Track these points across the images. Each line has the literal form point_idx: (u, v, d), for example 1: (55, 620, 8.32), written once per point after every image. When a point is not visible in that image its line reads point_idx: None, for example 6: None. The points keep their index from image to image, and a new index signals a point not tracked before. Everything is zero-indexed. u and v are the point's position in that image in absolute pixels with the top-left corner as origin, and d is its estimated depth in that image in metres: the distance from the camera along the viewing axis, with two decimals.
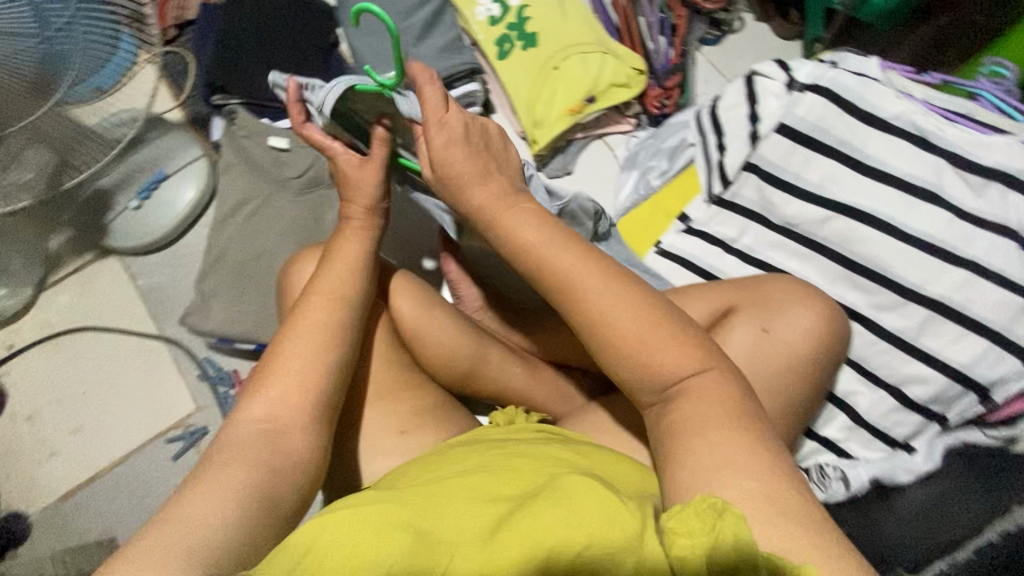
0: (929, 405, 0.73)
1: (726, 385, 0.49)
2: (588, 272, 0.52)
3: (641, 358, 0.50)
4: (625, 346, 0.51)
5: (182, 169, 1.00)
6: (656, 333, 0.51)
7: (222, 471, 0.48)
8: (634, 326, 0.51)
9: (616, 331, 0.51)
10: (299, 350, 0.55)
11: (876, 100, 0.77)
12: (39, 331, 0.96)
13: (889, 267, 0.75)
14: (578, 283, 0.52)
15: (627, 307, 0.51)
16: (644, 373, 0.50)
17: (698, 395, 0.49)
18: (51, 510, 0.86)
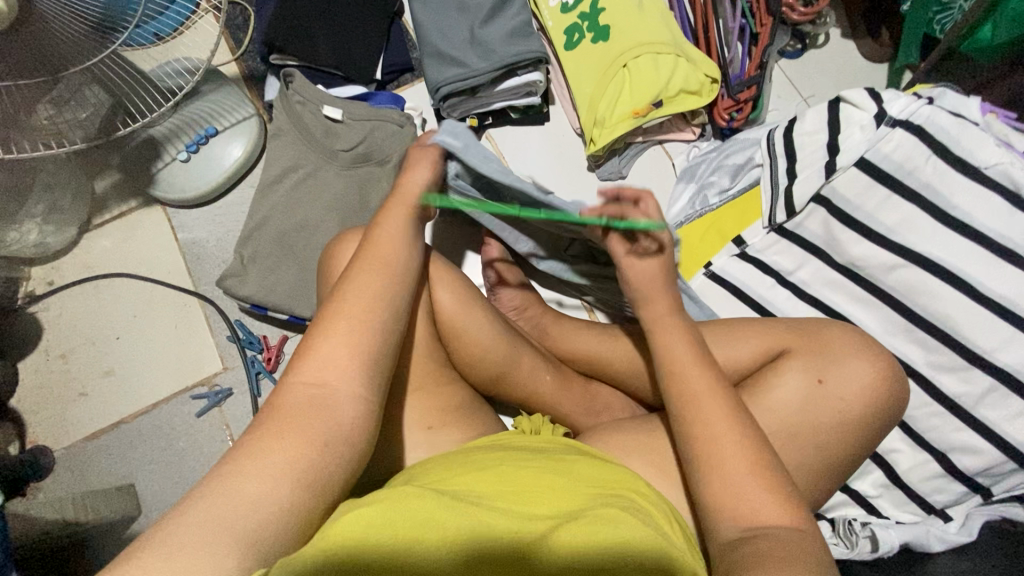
0: (976, 477, 0.70)
1: (808, 543, 0.47)
2: (712, 400, 0.54)
3: (730, 486, 0.50)
4: (722, 482, 0.50)
5: (232, 127, 0.98)
6: (755, 484, 0.50)
7: (269, 443, 0.47)
8: (732, 454, 0.51)
9: (721, 467, 0.51)
10: (348, 322, 0.53)
11: (972, 145, 0.71)
12: (79, 271, 0.97)
13: (955, 328, 0.71)
14: (700, 405, 0.54)
15: (738, 446, 0.51)
16: (727, 511, 0.50)
17: (780, 550, 0.46)
18: (78, 449, 0.89)
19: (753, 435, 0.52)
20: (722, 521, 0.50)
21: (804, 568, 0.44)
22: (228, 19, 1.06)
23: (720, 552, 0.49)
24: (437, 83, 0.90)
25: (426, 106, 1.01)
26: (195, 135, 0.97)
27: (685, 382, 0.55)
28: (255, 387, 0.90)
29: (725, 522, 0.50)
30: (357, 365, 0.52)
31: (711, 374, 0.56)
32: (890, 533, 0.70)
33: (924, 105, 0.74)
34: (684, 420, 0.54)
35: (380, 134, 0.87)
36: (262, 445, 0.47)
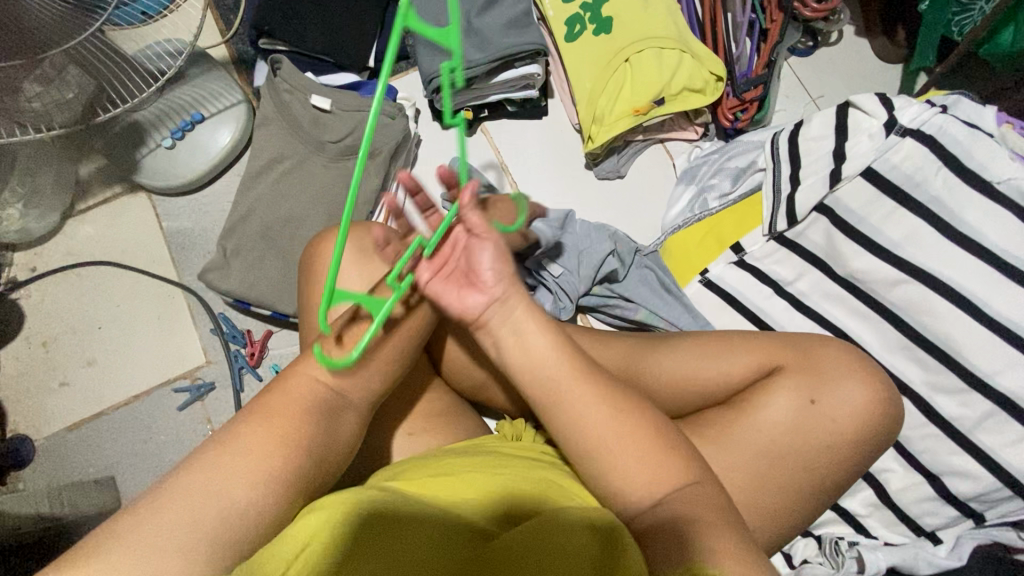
0: (969, 501, 0.68)
1: (714, 496, 0.48)
2: (579, 388, 0.49)
3: (610, 464, 0.48)
4: (605, 468, 0.48)
5: (219, 113, 0.95)
6: (649, 456, 0.48)
7: (261, 431, 0.47)
8: (604, 432, 0.48)
9: (602, 456, 0.48)
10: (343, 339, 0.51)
11: (984, 158, 0.68)
12: (62, 258, 0.95)
13: (957, 349, 0.68)
14: (566, 402, 0.49)
15: (621, 445, 0.48)
16: (619, 492, 0.48)
17: (686, 509, 0.47)
18: (58, 439, 0.88)
19: (635, 413, 0.49)
20: (619, 505, 0.48)
21: (717, 526, 0.46)
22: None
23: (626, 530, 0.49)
24: (430, 74, 0.87)
25: (420, 96, 0.97)
26: (181, 121, 0.94)
27: (556, 390, 0.49)
28: (237, 382, 0.89)
29: (620, 503, 0.48)
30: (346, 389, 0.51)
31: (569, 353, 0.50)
32: (878, 555, 0.68)
33: (938, 113, 0.71)
34: (551, 417, 0.49)
35: (370, 125, 0.85)
36: (239, 446, 0.46)
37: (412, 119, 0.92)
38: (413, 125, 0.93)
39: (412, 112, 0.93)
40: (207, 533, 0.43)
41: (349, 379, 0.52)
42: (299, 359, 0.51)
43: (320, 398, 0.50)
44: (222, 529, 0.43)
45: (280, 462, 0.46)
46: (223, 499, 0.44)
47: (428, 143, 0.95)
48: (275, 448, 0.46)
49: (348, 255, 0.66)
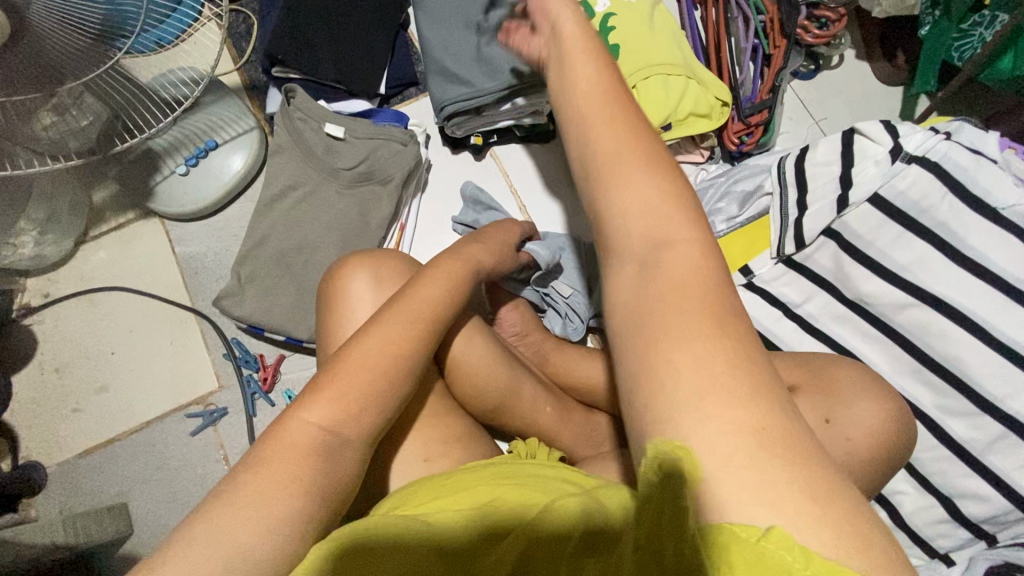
0: (983, 524, 0.68)
1: (797, 451, 0.31)
2: (680, 245, 0.39)
3: (676, 347, 0.34)
4: (679, 382, 0.33)
5: (232, 139, 0.97)
6: (724, 355, 0.34)
7: (273, 470, 0.46)
8: (682, 285, 0.37)
9: (666, 334, 0.35)
10: (363, 367, 0.53)
11: (989, 184, 0.69)
12: (75, 284, 0.96)
13: (967, 372, 0.69)
14: (633, 245, 0.40)
15: (699, 314, 0.36)
16: (686, 425, 0.32)
17: (718, 380, 0.33)
18: (71, 466, 0.88)
19: (725, 303, 0.36)
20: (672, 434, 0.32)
21: (755, 419, 0.32)
22: (231, 27, 1.04)
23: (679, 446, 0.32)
24: (442, 101, 0.88)
25: (431, 122, 0.99)
26: (194, 147, 0.95)
27: (634, 223, 0.40)
28: (250, 407, 0.89)
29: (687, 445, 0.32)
30: (365, 416, 0.52)
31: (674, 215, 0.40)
32: None
33: (942, 141, 0.72)
34: (620, 244, 0.40)
35: (382, 152, 0.86)
36: (257, 481, 0.46)
37: (423, 144, 0.95)
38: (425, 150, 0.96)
39: (423, 137, 0.95)
40: (230, 568, 0.42)
41: (368, 408, 0.52)
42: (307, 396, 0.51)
43: (338, 432, 0.50)
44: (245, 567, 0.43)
45: (292, 500, 0.46)
46: (241, 535, 0.43)
47: (438, 167, 0.96)
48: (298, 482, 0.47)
49: (365, 285, 0.67)
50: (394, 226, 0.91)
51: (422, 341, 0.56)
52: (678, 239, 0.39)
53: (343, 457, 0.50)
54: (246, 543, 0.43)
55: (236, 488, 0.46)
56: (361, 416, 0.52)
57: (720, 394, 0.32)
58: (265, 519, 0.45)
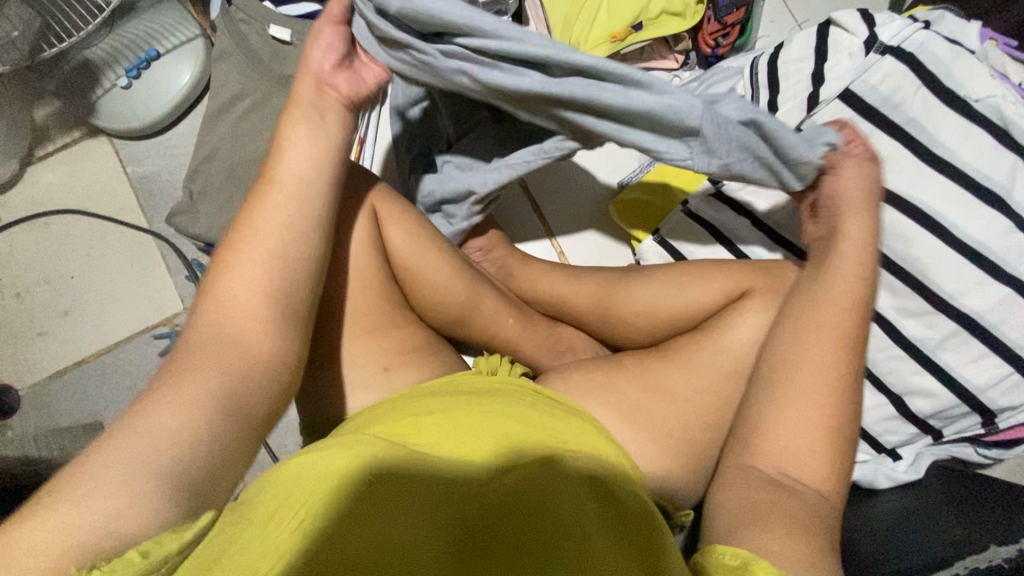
0: (929, 419, 0.71)
1: (826, 506, 0.49)
2: (808, 407, 0.52)
3: (785, 427, 0.52)
4: (778, 430, 0.52)
5: (175, 49, 0.91)
6: (814, 434, 0.51)
7: (193, 371, 0.43)
8: (812, 383, 0.52)
9: (796, 409, 0.52)
10: (257, 257, 0.47)
11: (964, 76, 0.67)
12: (26, 208, 0.92)
13: (925, 272, 0.69)
14: (788, 379, 0.53)
15: (809, 409, 0.52)
16: (778, 451, 0.51)
17: (791, 509, 0.47)
18: (43, 387, 0.88)
19: (844, 423, 0.52)
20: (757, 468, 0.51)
21: (798, 519, 0.47)
22: None
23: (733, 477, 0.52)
24: None
25: None
26: (136, 57, 0.90)
27: (800, 364, 0.53)
28: None
29: (762, 464, 0.51)
30: (263, 292, 0.47)
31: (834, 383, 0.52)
32: None
33: (919, 30, 0.68)
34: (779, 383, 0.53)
35: None
36: (175, 382, 0.42)
37: None
38: None
39: None
40: (151, 467, 0.39)
41: (270, 288, 0.47)
42: (202, 297, 0.47)
43: (243, 316, 0.46)
44: (167, 465, 0.39)
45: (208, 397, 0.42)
46: (163, 431, 0.40)
47: None
48: (218, 380, 0.43)
49: None
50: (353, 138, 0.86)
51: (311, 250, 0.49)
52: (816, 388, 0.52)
53: (257, 338, 0.46)
54: (161, 440, 0.40)
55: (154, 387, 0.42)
56: (259, 296, 0.46)
57: (794, 438, 0.51)
58: (188, 418, 0.41)
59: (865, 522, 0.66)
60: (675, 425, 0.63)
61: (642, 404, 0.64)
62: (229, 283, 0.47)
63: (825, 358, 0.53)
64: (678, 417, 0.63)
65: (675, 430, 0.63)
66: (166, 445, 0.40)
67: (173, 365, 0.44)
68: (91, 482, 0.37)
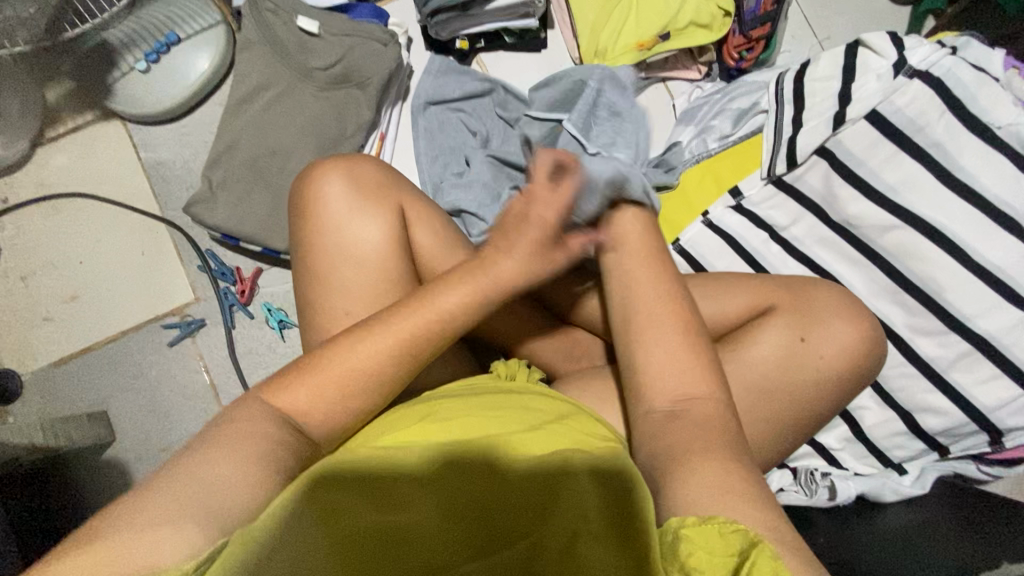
0: (937, 436, 0.73)
1: (724, 417, 0.49)
2: (666, 324, 0.54)
3: (651, 345, 0.53)
4: (653, 361, 0.52)
5: (196, 35, 0.90)
6: (683, 355, 0.52)
7: (248, 437, 0.44)
8: (648, 299, 0.56)
9: (649, 336, 0.53)
10: (328, 379, 0.49)
11: (988, 103, 0.68)
12: (33, 190, 0.90)
13: (941, 293, 0.70)
14: (633, 312, 0.56)
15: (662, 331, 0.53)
16: (656, 380, 0.52)
17: (694, 431, 0.47)
18: (45, 374, 0.86)
19: (697, 331, 0.54)
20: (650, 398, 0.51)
21: (719, 452, 0.46)
22: None
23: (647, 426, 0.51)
24: None
25: (412, 22, 0.92)
26: (156, 42, 0.88)
27: (637, 303, 0.56)
28: (228, 320, 0.87)
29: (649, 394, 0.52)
30: (337, 403, 0.49)
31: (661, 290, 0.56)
32: (848, 484, 0.73)
33: (946, 56, 0.70)
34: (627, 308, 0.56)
35: (360, 51, 0.81)
36: (230, 442, 0.43)
37: (404, 47, 0.89)
38: (406, 54, 0.89)
39: (405, 40, 0.89)
40: (198, 511, 0.39)
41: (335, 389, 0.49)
42: (273, 390, 0.48)
43: (307, 421, 0.48)
44: (218, 507, 0.40)
45: (262, 455, 0.43)
46: (212, 477, 0.41)
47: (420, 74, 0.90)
48: (278, 451, 0.44)
49: (341, 190, 0.66)
50: (375, 132, 0.85)
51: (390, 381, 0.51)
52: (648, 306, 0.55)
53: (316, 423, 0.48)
54: (210, 486, 0.40)
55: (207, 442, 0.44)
56: (337, 405, 0.49)
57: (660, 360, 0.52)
58: (239, 472, 0.42)
59: (873, 535, 0.67)
60: None
61: None
62: (302, 384, 0.49)
63: (648, 288, 0.56)
64: None
65: None
66: (209, 493, 0.40)
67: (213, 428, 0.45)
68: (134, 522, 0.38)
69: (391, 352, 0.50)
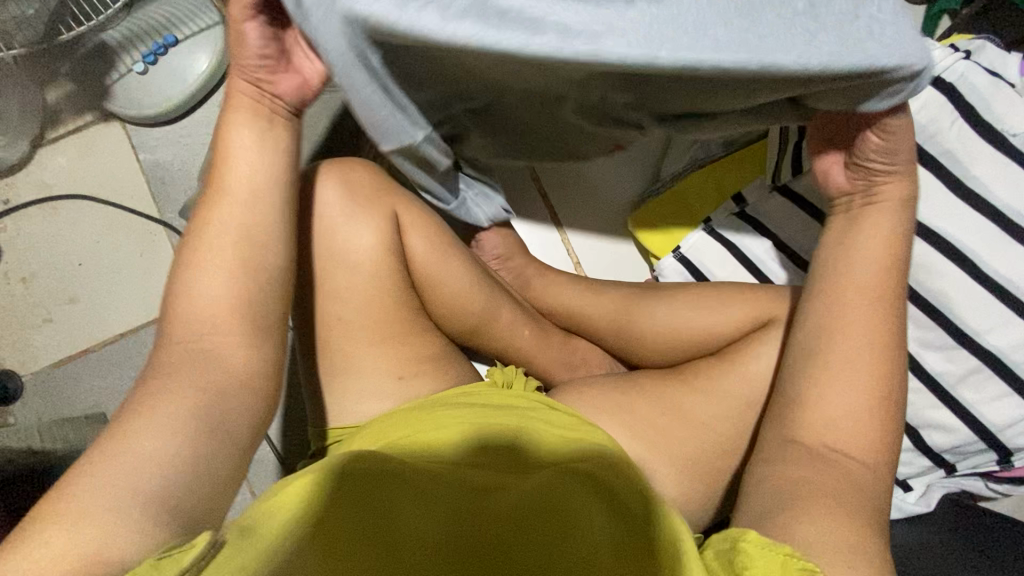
0: (944, 453, 0.70)
1: (866, 481, 0.46)
2: (850, 366, 0.49)
3: (832, 369, 0.49)
4: (831, 397, 0.48)
5: (193, 36, 0.89)
6: (863, 379, 0.49)
7: (174, 397, 0.44)
8: (869, 332, 0.50)
9: (847, 358, 0.49)
10: (255, 273, 0.48)
11: (1001, 110, 0.66)
12: (34, 191, 0.90)
13: (951, 307, 0.68)
14: (826, 345, 0.50)
15: (860, 365, 0.49)
16: (827, 406, 0.48)
17: (837, 488, 0.45)
18: (45, 375, 0.86)
19: (886, 359, 0.49)
20: (813, 420, 0.48)
21: (847, 508, 0.44)
22: None
23: (782, 448, 0.49)
24: None
25: None
26: (153, 43, 0.88)
27: (843, 336, 0.50)
28: None
29: (812, 420, 0.49)
30: (250, 322, 0.48)
31: (884, 326, 0.50)
32: None
33: (960, 60, 0.68)
34: (822, 340, 0.50)
35: None
36: (161, 410, 0.43)
37: None
38: None
39: None
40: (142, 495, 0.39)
41: (266, 314, 0.49)
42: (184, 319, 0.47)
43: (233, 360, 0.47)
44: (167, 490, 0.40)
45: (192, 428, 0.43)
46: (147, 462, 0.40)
47: None
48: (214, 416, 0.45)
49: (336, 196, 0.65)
50: None
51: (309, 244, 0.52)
52: (863, 338, 0.50)
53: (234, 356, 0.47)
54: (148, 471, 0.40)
55: (132, 414, 0.43)
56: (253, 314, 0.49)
57: (863, 394, 0.48)
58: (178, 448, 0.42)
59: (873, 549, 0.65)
60: (689, 448, 0.63)
61: (660, 426, 0.63)
62: (216, 302, 0.48)
63: (860, 334, 0.49)
64: (694, 441, 0.63)
65: (692, 455, 0.62)
66: (147, 474, 0.40)
67: (149, 386, 0.45)
68: (85, 515, 0.37)
69: (258, 245, 0.49)
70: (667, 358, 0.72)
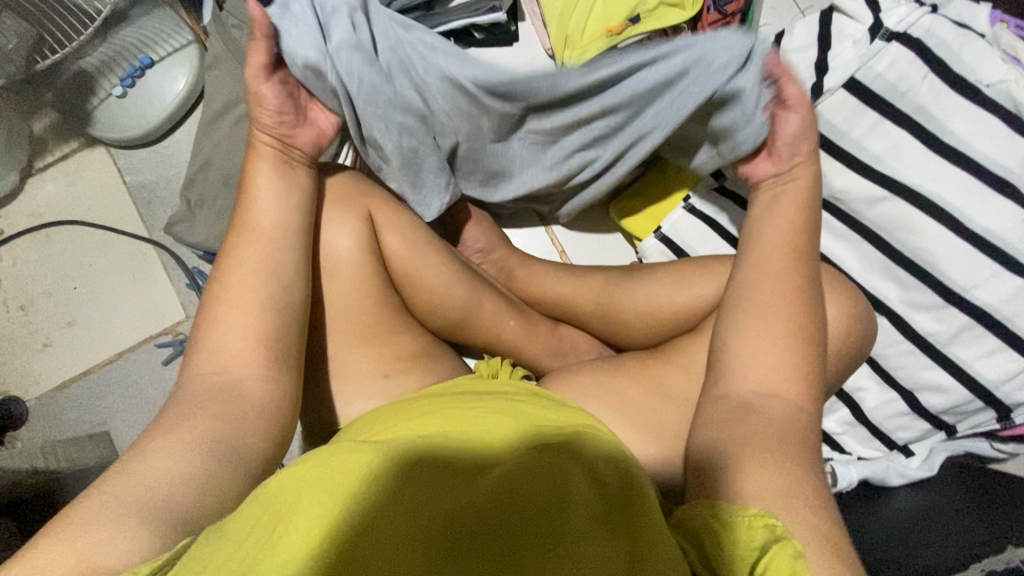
0: (941, 415, 0.69)
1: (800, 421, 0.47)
2: (766, 325, 0.50)
3: (749, 331, 0.51)
4: (757, 362, 0.50)
5: (168, 56, 0.91)
6: (781, 338, 0.50)
7: (189, 419, 0.45)
8: (775, 290, 0.52)
9: (762, 315, 0.51)
10: (238, 280, 0.51)
11: (971, 62, 0.65)
12: (27, 220, 0.93)
13: (936, 264, 0.67)
14: (755, 299, 0.52)
15: (771, 326, 0.50)
16: (751, 366, 0.50)
17: (779, 436, 0.45)
18: (48, 398, 0.88)
19: (802, 309, 0.51)
20: (739, 378, 0.50)
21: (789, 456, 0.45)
22: None
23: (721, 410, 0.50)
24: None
25: None
26: (129, 66, 0.89)
27: (758, 292, 0.52)
28: None
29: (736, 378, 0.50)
30: (252, 341, 0.50)
31: (791, 280, 0.52)
32: (850, 470, 0.69)
33: (926, 14, 0.67)
34: (738, 302, 0.53)
35: None
36: (174, 430, 0.45)
37: None
38: None
39: None
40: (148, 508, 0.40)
41: (258, 324, 0.50)
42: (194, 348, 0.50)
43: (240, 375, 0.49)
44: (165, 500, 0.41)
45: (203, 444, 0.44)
46: (157, 475, 0.42)
47: None
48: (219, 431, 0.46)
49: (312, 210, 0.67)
50: None
51: (296, 248, 0.54)
52: (775, 295, 0.52)
53: (243, 381, 0.49)
54: (153, 487, 0.41)
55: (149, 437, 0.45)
56: (257, 327, 0.50)
57: (781, 354, 0.49)
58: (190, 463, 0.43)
59: (876, 519, 0.63)
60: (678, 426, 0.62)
61: (648, 406, 0.62)
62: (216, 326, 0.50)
63: (771, 281, 0.52)
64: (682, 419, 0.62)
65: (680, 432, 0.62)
66: (155, 488, 0.41)
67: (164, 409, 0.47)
68: (84, 527, 0.38)
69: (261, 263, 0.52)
70: (654, 338, 0.72)
